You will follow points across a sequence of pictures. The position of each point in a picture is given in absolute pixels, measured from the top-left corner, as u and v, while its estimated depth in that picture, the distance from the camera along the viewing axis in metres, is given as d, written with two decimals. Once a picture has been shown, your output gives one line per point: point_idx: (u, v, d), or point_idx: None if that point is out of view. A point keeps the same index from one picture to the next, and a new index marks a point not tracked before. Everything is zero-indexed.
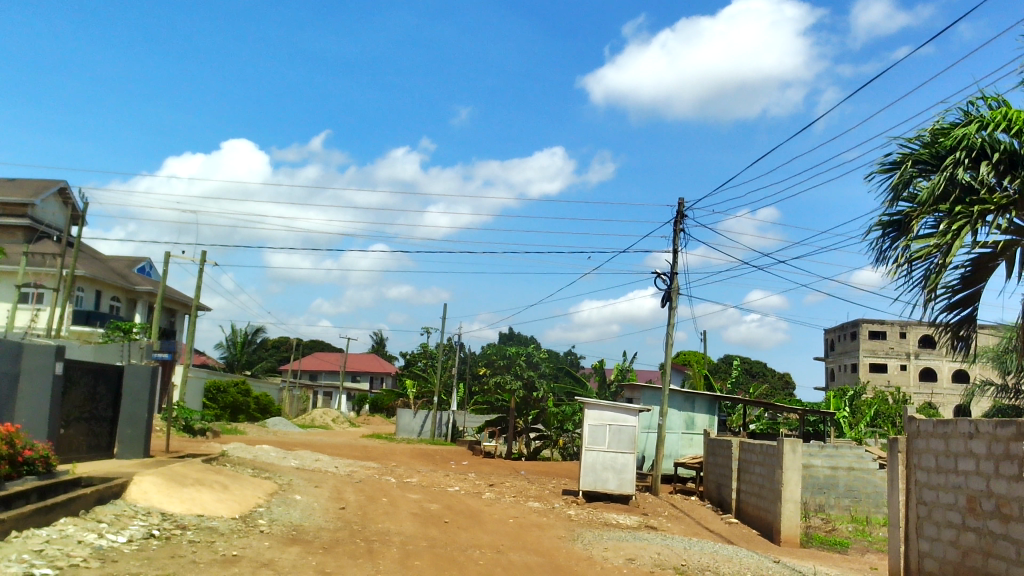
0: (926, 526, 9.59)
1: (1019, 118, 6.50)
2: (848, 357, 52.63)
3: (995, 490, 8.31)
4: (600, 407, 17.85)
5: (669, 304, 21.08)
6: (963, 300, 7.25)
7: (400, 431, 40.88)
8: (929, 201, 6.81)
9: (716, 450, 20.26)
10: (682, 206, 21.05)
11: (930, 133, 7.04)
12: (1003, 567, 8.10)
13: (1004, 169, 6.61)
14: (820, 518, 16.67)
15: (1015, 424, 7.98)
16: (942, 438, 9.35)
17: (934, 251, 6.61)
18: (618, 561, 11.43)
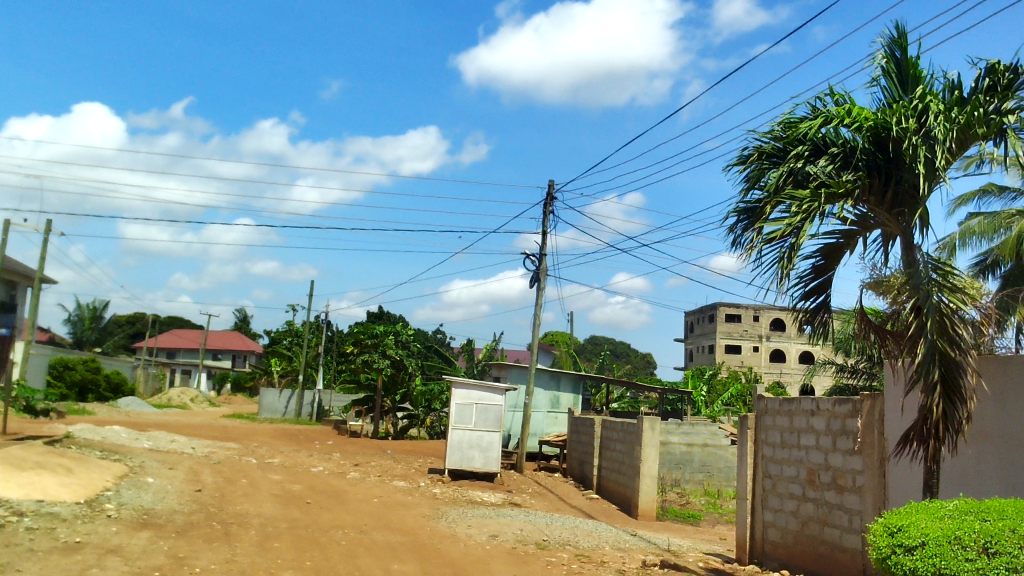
0: (770, 498, 10.18)
1: (860, 115, 6.88)
2: (706, 339, 55.05)
3: (832, 463, 8.89)
4: (467, 386, 17.93)
5: (537, 285, 21.41)
6: (817, 287, 7.62)
7: (262, 410, 39.78)
8: (777, 190, 7.12)
9: (579, 428, 20.77)
10: (551, 187, 21.36)
11: (780, 125, 7.37)
12: (837, 534, 8.70)
13: (843, 161, 7.03)
14: (675, 493, 17.41)
15: (851, 402, 8.55)
16: (787, 415, 9.91)
17: (786, 235, 6.91)
18: (481, 537, 11.55)
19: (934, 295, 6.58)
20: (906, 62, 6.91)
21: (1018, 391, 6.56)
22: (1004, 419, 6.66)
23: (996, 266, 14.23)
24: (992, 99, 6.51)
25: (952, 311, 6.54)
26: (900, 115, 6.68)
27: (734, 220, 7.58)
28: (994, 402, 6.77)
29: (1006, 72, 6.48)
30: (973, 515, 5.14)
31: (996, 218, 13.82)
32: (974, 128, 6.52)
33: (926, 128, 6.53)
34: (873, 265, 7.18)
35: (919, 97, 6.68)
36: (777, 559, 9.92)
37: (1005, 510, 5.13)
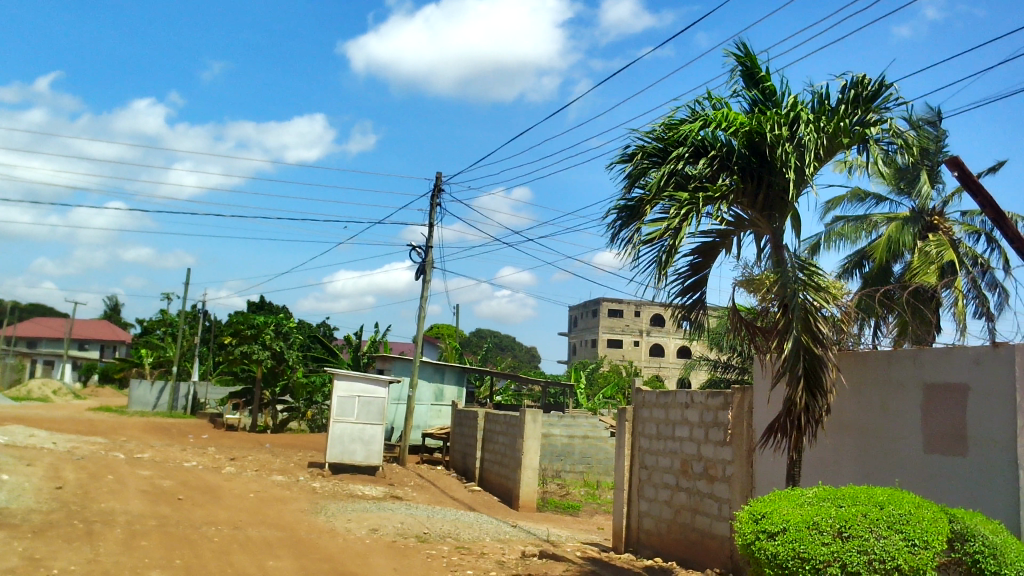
0: (646, 488, 10.48)
1: (736, 119, 7.12)
2: (589, 333, 56.16)
3: (704, 454, 9.23)
4: (350, 378, 17.57)
5: (422, 277, 21.31)
6: (693, 286, 7.89)
7: (131, 403, 38.00)
8: (657, 189, 7.31)
9: (462, 420, 20.81)
10: (438, 179, 21.27)
11: (662, 125, 7.56)
12: (707, 522, 9.05)
13: (720, 164, 7.30)
14: (556, 484, 17.69)
15: (723, 395, 8.90)
16: (663, 407, 10.23)
17: (664, 235, 7.11)
18: (360, 532, 11.41)
19: (800, 294, 6.91)
20: (768, 73, 7.25)
21: (872, 384, 6.99)
22: (859, 410, 7.08)
23: (857, 268, 15.09)
24: (857, 111, 6.90)
25: (816, 309, 6.89)
26: (774, 123, 6.98)
27: (615, 218, 7.74)
28: (850, 395, 7.18)
29: (871, 85, 6.89)
30: (829, 501, 5.45)
31: (861, 222, 14.65)
32: (841, 138, 6.92)
33: (798, 138, 6.85)
34: (744, 264, 7.48)
35: (791, 107, 7.02)
36: (650, 547, 10.24)
37: (858, 496, 5.47)
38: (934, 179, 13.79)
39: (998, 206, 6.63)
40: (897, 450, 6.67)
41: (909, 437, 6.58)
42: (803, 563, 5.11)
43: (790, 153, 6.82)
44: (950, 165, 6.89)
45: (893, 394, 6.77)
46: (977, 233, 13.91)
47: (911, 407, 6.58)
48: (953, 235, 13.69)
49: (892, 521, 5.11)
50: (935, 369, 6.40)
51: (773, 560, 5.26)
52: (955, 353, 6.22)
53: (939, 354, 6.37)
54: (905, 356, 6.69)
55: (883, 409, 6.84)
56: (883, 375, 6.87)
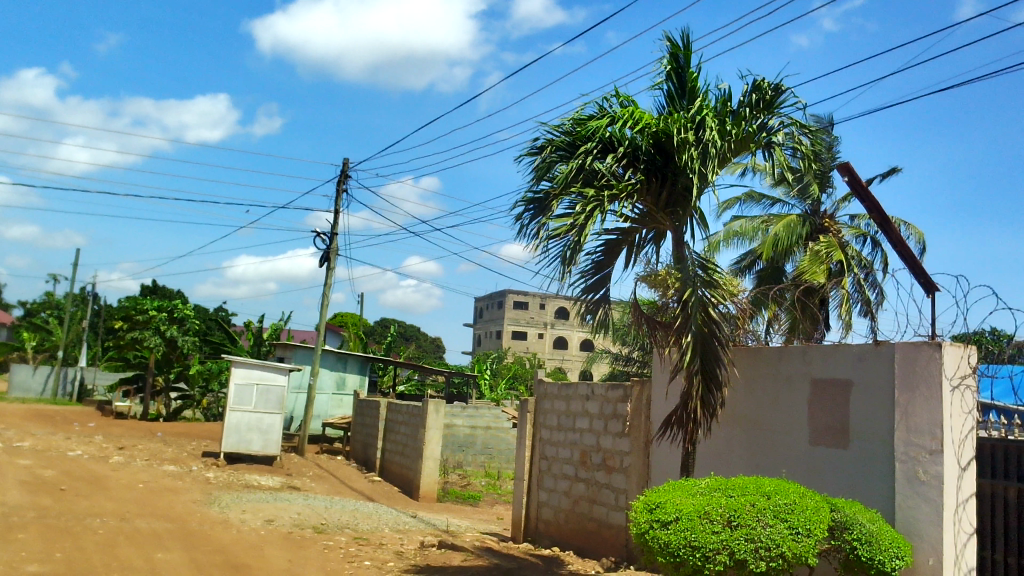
0: (545, 478, 10.60)
1: (643, 118, 7.25)
2: (494, 325, 56.33)
3: (603, 445, 9.40)
4: (248, 365, 17.13)
5: (327, 265, 20.93)
6: (598, 281, 8.00)
7: (12, 389, 36.06)
8: (564, 184, 7.38)
9: (364, 410, 20.60)
10: (345, 165, 20.91)
11: (570, 120, 7.62)
12: (604, 512, 9.22)
13: (627, 161, 7.41)
14: (457, 475, 17.72)
15: (622, 388, 9.07)
16: (564, 399, 10.36)
17: (570, 231, 7.18)
18: (255, 523, 11.15)
19: (699, 290, 7.09)
20: (695, 69, 7.35)
21: (763, 379, 7.25)
22: (751, 404, 7.33)
23: (752, 266, 15.62)
24: (758, 115, 7.13)
25: (714, 305, 7.10)
26: (681, 124, 7.11)
27: (522, 210, 7.77)
28: (743, 388, 7.43)
29: (772, 90, 7.12)
30: (720, 491, 5.63)
31: (757, 222, 15.15)
32: (743, 142, 7.13)
33: (701, 138, 7.03)
34: (647, 261, 7.62)
35: (698, 110, 7.17)
36: (548, 537, 10.38)
37: (747, 486, 5.67)
38: (825, 184, 14.41)
39: (883, 211, 6.99)
40: (786, 442, 6.95)
41: (797, 430, 6.86)
42: (693, 550, 5.25)
43: (695, 155, 6.98)
44: (842, 170, 7.21)
45: (782, 389, 7.04)
46: (863, 236, 14.61)
47: (799, 400, 6.86)
48: (841, 238, 14.35)
49: (777, 510, 5.34)
50: (822, 365, 6.69)
51: (665, 549, 5.38)
52: (841, 350, 6.51)
53: (827, 351, 6.65)
54: (794, 353, 6.96)
55: (773, 402, 7.11)
56: (774, 370, 7.14)
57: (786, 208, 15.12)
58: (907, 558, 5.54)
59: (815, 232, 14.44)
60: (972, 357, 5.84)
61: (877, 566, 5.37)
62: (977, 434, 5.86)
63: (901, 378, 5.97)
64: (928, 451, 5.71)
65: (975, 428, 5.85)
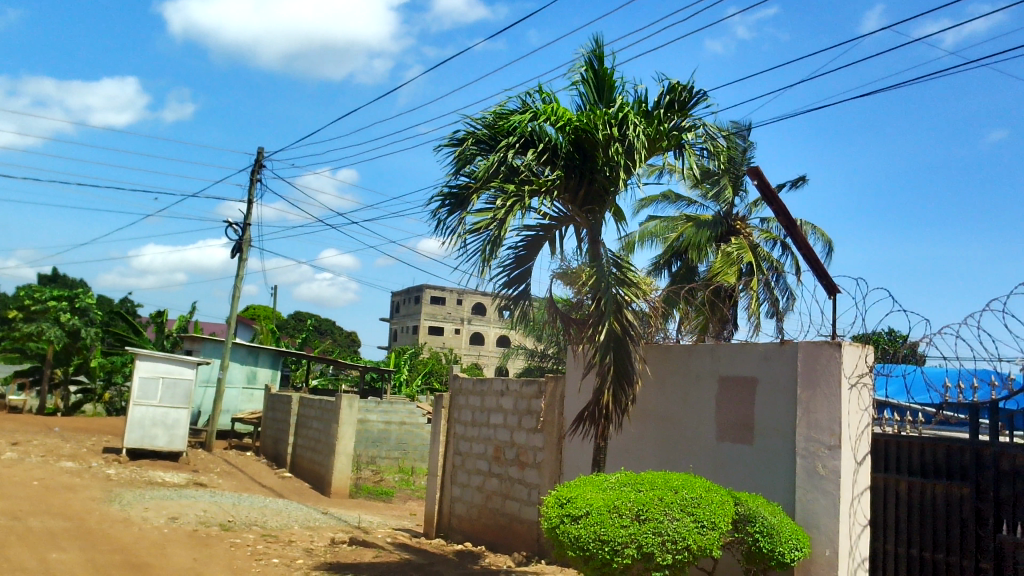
0: (459, 474, 10.60)
1: (564, 115, 7.31)
2: (410, 320, 55.91)
3: (516, 441, 9.45)
4: (153, 358, 16.59)
5: (238, 255, 20.42)
6: (518, 277, 8.03)
7: None
8: (484, 178, 7.39)
9: (275, 405, 20.19)
10: (260, 154, 20.43)
11: (491, 114, 7.63)
12: (516, 507, 9.28)
13: (547, 158, 7.46)
14: (370, 471, 17.54)
15: (536, 384, 9.14)
16: (478, 394, 10.37)
17: (490, 225, 7.19)
18: (158, 521, 10.81)
19: (612, 288, 7.19)
20: (610, 69, 7.46)
21: (674, 376, 7.40)
22: (662, 401, 7.48)
23: (667, 266, 15.93)
24: (674, 116, 7.29)
25: (627, 303, 7.21)
26: (603, 122, 7.18)
27: (441, 204, 7.74)
28: (655, 385, 7.57)
29: (687, 93, 7.28)
30: (629, 486, 5.74)
31: (672, 222, 15.48)
32: (659, 141, 7.28)
33: (621, 137, 7.14)
34: (563, 258, 7.68)
35: (618, 108, 7.26)
36: (461, 532, 10.38)
37: (656, 480, 5.80)
38: (737, 187, 14.81)
39: (790, 215, 7.22)
40: (693, 438, 7.12)
41: (704, 426, 7.04)
42: (602, 544, 5.33)
43: (621, 152, 7.11)
44: (752, 174, 7.43)
45: (692, 386, 7.21)
46: (773, 239, 15.06)
47: (707, 397, 7.04)
48: (752, 240, 14.78)
49: (684, 504, 5.47)
50: (729, 363, 6.87)
51: (575, 543, 5.45)
52: (748, 348, 6.71)
53: (734, 349, 6.84)
54: (704, 351, 7.13)
55: (683, 399, 7.27)
56: (684, 367, 7.31)
57: (700, 210, 15.48)
58: (805, 550, 5.74)
59: (727, 234, 14.84)
60: (869, 356, 6.10)
61: (777, 557, 5.55)
62: (872, 430, 6.11)
63: (803, 376, 6.19)
64: (827, 446, 5.94)
65: (870, 425, 6.11)
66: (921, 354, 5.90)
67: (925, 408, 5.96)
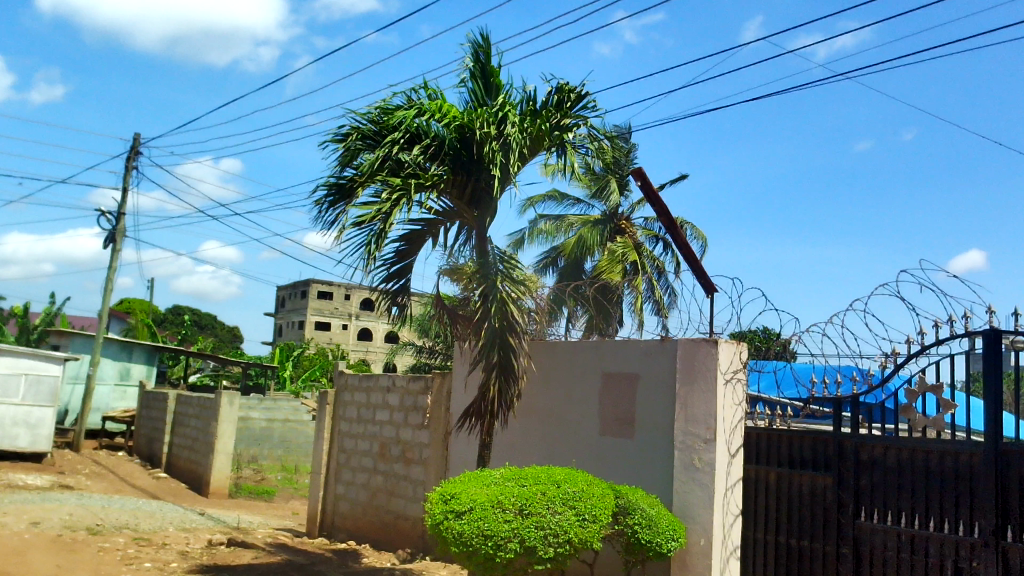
0: (344, 471, 10.44)
1: (450, 110, 7.30)
2: (295, 315, 54.57)
3: (402, 437, 9.38)
4: (14, 353, 15.67)
5: (112, 246, 19.45)
6: (400, 271, 7.98)
7: None
8: (370, 172, 7.29)
9: (150, 403, 19.36)
10: (136, 141, 19.51)
11: (377, 109, 7.53)
12: (401, 504, 9.21)
13: (433, 153, 7.43)
14: (251, 470, 17.06)
15: (423, 380, 9.09)
16: (364, 391, 10.24)
17: (375, 219, 7.10)
18: (19, 526, 10.18)
19: (499, 284, 7.23)
20: (497, 69, 7.50)
21: (559, 372, 7.51)
22: (546, 397, 7.59)
23: (554, 263, 16.15)
24: (558, 116, 7.40)
25: (514, 299, 7.27)
26: (485, 119, 7.22)
27: (326, 199, 7.58)
28: (540, 381, 7.67)
29: (572, 93, 7.39)
30: (513, 481, 5.80)
31: (560, 221, 15.69)
32: (542, 140, 7.37)
33: (505, 134, 7.19)
34: (450, 254, 7.67)
35: (501, 106, 7.30)
36: (344, 531, 10.24)
37: (539, 475, 5.88)
38: (623, 187, 15.15)
39: (671, 216, 7.45)
40: (577, 433, 7.25)
41: (587, 421, 7.19)
42: (486, 539, 5.36)
43: (497, 149, 7.14)
44: (635, 176, 7.63)
45: (576, 382, 7.34)
46: (656, 237, 15.49)
47: (590, 393, 7.18)
48: (636, 239, 15.14)
49: (566, 498, 5.57)
50: (612, 360, 7.03)
51: (458, 539, 5.46)
52: (629, 345, 6.89)
53: (617, 345, 7.00)
54: (587, 347, 7.27)
55: (567, 395, 7.39)
56: (569, 363, 7.42)
57: (586, 209, 15.75)
58: (681, 540, 5.95)
59: (614, 233, 15.03)
60: (744, 353, 6.36)
61: (654, 547, 5.73)
62: (744, 423, 6.37)
63: (682, 372, 6.40)
64: (703, 440, 6.16)
65: (743, 419, 6.36)
66: (791, 351, 6.19)
67: (794, 402, 6.25)
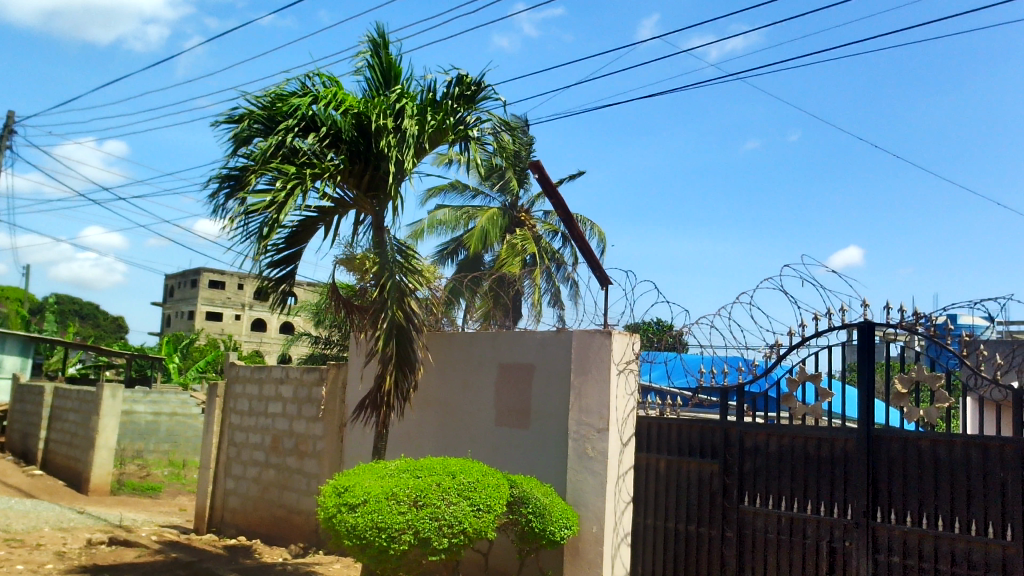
0: (234, 466, 10.16)
1: (347, 99, 7.18)
2: (184, 305, 52.63)
3: (296, 430, 9.19)
4: None
5: None
6: (288, 257, 7.79)
7: None
8: (263, 159, 7.09)
9: (24, 397, 18.30)
10: (9, 119, 18.37)
11: (272, 95, 7.33)
12: (294, 498, 9.04)
13: (331, 142, 7.27)
14: (135, 465, 16.38)
15: (318, 371, 8.93)
16: (256, 382, 9.97)
17: (269, 209, 6.91)
18: None
19: (396, 274, 7.15)
20: (397, 59, 7.42)
21: (455, 363, 7.51)
22: (442, 387, 7.58)
23: (453, 254, 16.10)
24: (460, 108, 7.37)
25: (411, 290, 7.23)
26: (380, 110, 7.13)
27: (217, 185, 7.34)
28: (436, 372, 7.65)
29: (473, 86, 7.39)
30: (408, 472, 5.77)
31: (460, 212, 15.67)
32: (443, 132, 7.32)
33: (404, 125, 7.11)
34: (346, 243, 7.53)
35: (397, 98, 7.23)
36: (234, 526, 9.98)
37: (434, 466, 5.87)
38: (523, 180, 15.29)
39: (568, 209, 7.55)
40: (473, 423, 7.27)
41: (483, 411, 7.21)
42: (379, 532, 5.32)
43: (397, 140, 7.05)
44: (533, 168, 7.70)
45: (472, 372, 7.35)
46: (555, 231, 15.66)
47: (486, 383, 7.21)
48: (535, 232, 15.28)
49: (460, 488, 5.58)
50: (508, 350, 7.07)
51: (351, 532, 5.40)
52: (526, 336, 6.94)
53: (513, 337, 7.04)
54: (484, 338, 7.29)
55: (464, 386, 7.40)
56: (465, 354, 7.43)
57: (487, 201, 15.81)
58: (574, 528, 6.04)
59: (513, 225, 15.35)
60: (636, 344, 6.50)
61: (548, 536, 5.79)
62: (636, 413, 6.52)
63: (577, 363, 6.50)
64: (596, 429, 6.28)
65: (635, 408, 6.51)
66: (682, 342, 6.38)
67: (683, 391, 6.43)
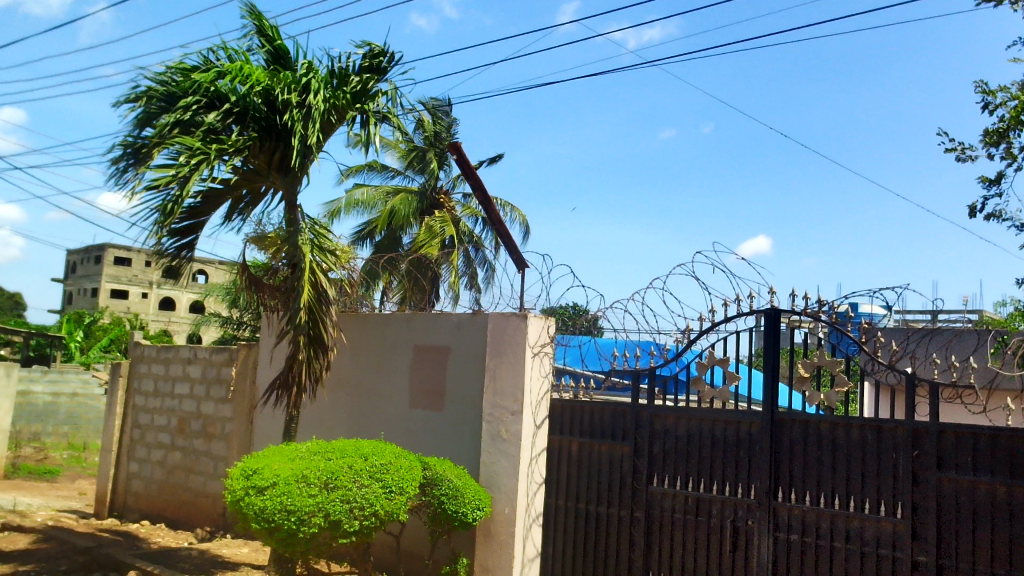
0: (138, 448, 9.83)
1: (252, 73, 6.93)
2: (87, 281, 50.44)
3: (203, 412, 8.95)
4: None
5: None
6: (186, 230, 7.55)
7: None
8: (167, 133, 6.84)
9: None
10: None
11: (174, 68, 7.06)
12: (201, 481, 8.81)
13: (236, 117, 7.06)
14: (32, 447, 15.64)
15: (228, 351, 8.70)
16: (163, 362, 9.66)
17: (172, 183, 6.68)
18: None
19: (310, 253, 7.00)
20: (277, 32, 7.18)
21: (369, 344, 7.43)
22: (356, 367, 7.49)
23: (370, 235, 15.86)
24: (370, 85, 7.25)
25: (324, 270, 7.09)
26: (286, 85, 6.99)
27: (119, 158, 7.04)
28: (350, 353, 7.55)
29: (382, 61, 7.27)
30: (320, 455, 5.69)
31: (378, 191, 15.43)
32: (340, 108, 7.12)
33: (306, 106, 6.96)
34: (257, 222, 7.34)
35: (304, 73, 7.10)
36: (137, 511, 9.68)
37: (346, 448, 5.80)
38: (442, 161, 15.18)
39: (486, 191, 7.53)
40: (386, 405, 7.21)
41: (396, 394, 7.16)
42: (288, 515, 5.22)
43: (297, 116, 6.91)
44: (453, 149, 7.63)
45: (387, 354, 7.28)
46: (473, 214, 15.61)
47: (400, 366, 7.15)
48: (454, 214, 15.21)
49: (372, 470, 5.54)
50: (424, 333, 7.02)
51: (258, 515, 5.28)
52: (442, 318, 6.91)
53: (428, 319, 7.01)
54: (400, 320, 7.22)
55: (377, 367, 7.33)
56: (380, 335, 7.35)
57: (405, 181, 15.62)
58: (487, 509, 6.05)
59: (431, 207, 15.23)
60: (551, 328, 6.53)
61: (460, 517, 5.79)
62: (550, 395, 6.57)
63: (491, 346, 6.51)
64: (510, 412, 6.30)
65: (549, 391, 6.56)
66: (596, 325, 6.44)
67: (596, 374, 6.51)
